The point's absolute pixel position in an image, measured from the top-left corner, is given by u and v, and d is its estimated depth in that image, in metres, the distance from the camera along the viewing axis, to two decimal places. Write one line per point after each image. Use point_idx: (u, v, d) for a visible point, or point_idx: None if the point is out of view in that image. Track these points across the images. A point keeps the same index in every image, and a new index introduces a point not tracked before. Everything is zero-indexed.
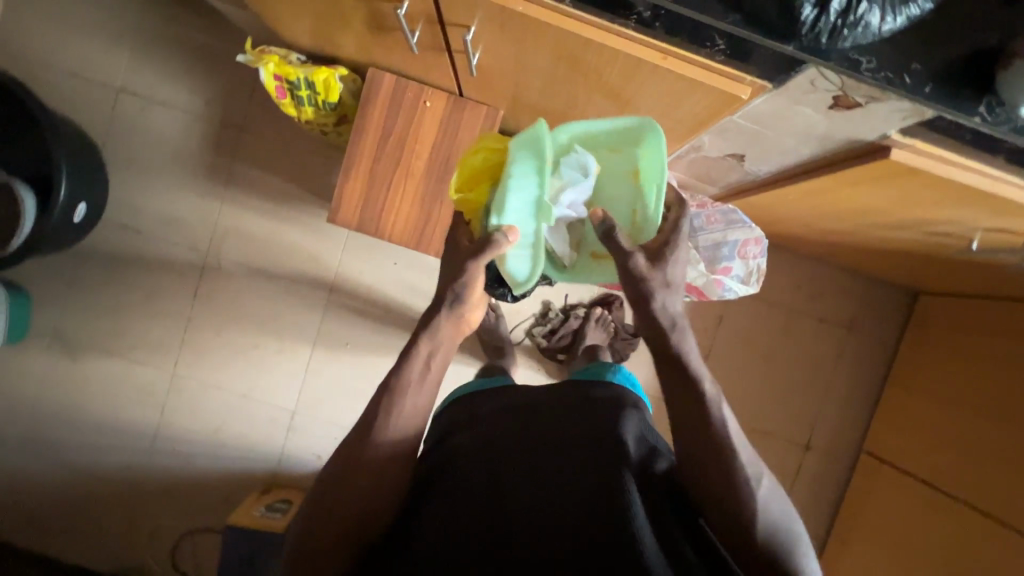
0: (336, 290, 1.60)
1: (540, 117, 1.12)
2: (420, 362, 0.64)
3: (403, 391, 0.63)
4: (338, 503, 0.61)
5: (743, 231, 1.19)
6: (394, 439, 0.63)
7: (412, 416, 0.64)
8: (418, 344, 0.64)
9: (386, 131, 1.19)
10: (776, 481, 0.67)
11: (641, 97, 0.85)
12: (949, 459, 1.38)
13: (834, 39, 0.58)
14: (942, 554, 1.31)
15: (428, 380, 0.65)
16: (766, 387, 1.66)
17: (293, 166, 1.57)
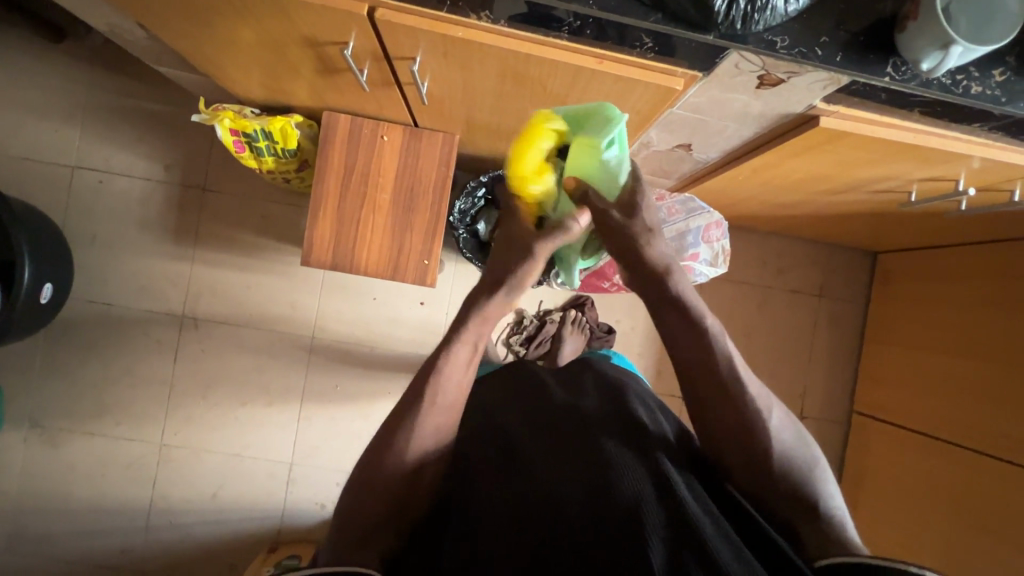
0: (319, 333, 1.59)
1: (495, 135, 1.16)
2: (469, 342, 0.65)
3: (441, 380, 0.63)
4: (368, 505, 0.62)
5: (703, 217, 1.27)
6: (430, 430, 0.63)
7: (450, 406, 0.64)
8: (466, 329, 0.65)
9: (348, 170, 1.22)
10: (789, 412, 0.66)
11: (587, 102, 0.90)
12: (936, 405, 1.43)
13: (748, 24, 0.64)
14: (948, 497, 1.34)
15: (468, 367, 0.65)
16: (754, 364, 1.70)
17: (260, 217, 1.58)
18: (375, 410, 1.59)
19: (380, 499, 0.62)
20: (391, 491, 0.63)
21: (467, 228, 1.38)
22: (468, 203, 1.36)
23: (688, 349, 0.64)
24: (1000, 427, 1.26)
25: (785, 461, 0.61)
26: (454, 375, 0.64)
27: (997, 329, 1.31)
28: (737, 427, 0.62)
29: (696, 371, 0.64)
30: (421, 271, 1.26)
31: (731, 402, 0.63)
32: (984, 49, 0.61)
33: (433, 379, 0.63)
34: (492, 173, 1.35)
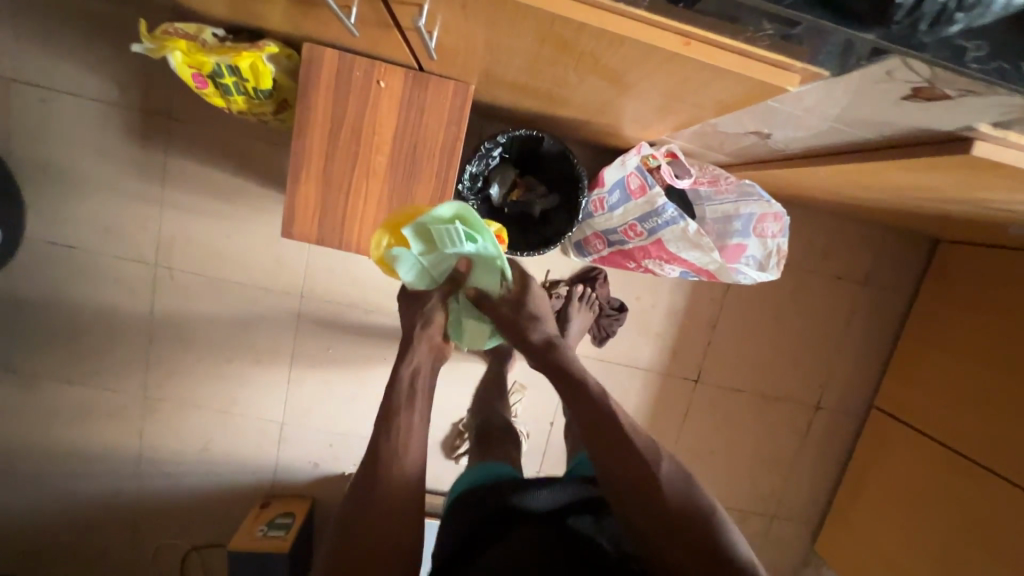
0: (309, 293, 1.44)
1: (522, 93, 0.92)
2: (408, 375, 0.82)
3: (397, 411, 0.78)
4: (349, 549, 0.69)
5: (758, 204, 1.06)
6: (397, 455, 0.75)
7: (404, 437, 0.76)
8: (404, 362, 0.83)
9: (336, 122, 0.99)
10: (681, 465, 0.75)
11: (652, 78, 0.67)
12: (954, 417, 1.38)
13: (938, 24, 0.40)
14: (960, 514, 1.33)
15: (418, 396, 0.81)
16: (779, 352, 1.57)
17: (237, 156, 1.35)
18: (371, 376, 1.51)
19: (364, 547, 0.69)
20: (370, 544, 0.69)
21: (475, 197, 1.17)
22: (480, 166, 1.15)
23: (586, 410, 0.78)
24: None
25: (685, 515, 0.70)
26: (403, 403, 0.79)
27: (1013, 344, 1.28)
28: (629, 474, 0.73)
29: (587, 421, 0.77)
30: None
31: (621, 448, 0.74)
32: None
33: (386, 411, 0.78)
34: (508, 133, 1.13)
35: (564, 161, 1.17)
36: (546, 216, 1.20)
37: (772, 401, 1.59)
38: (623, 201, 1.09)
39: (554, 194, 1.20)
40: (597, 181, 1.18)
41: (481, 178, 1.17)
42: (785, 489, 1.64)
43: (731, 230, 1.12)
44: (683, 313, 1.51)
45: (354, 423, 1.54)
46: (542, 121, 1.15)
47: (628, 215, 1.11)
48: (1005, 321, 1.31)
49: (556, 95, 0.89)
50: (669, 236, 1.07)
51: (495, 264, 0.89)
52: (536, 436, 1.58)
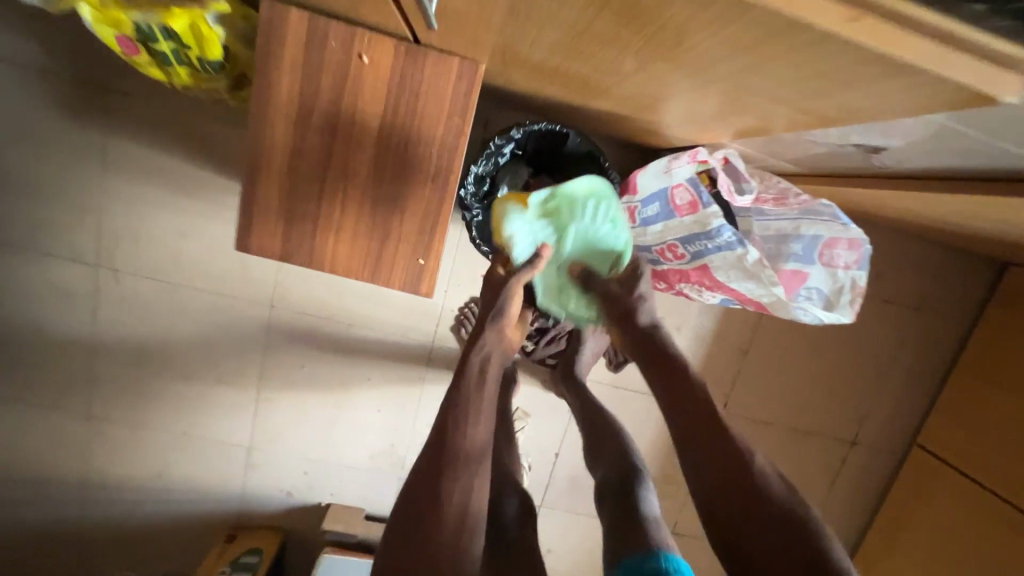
0: (280, 304, 1.24)
1: (547, 76, 0.70)
2: (476, 371, 0.75)
3: (466, 411, 0.71)
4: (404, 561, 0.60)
5: (828, 225, 0.85)
6: (466, 463, 0.67)
7: (474, 439, 0.70)
8: (472, 356, 0.76)
9: (304, 107, 0.77)
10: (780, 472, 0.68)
11: (748, 62, 0.46)
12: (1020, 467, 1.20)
13: None
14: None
15: (486, 391, 0.74)
16: (815, 382, 1.38)
17: (193, 141, 1.13)
18: (351, 399, 1.32)
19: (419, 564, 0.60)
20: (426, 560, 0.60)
21: (481, 204, 0.96)
22: (487, 166, 0.94)
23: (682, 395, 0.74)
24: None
25: (795, 527, 0.62)
26: (473, 398, 0.73)
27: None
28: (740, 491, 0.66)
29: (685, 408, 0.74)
30: (414, 272, 0.87)
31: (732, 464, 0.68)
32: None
33: (452, 409, 0.70)
34: (525, 127, 0.92)
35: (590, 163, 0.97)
36: None
37: (805, 436, 1.42)
38: (663, 217, 0.89)
39: None
40: (629, 188, 0.97)
41: (488, 180, 0.95)
42: None
43: (785, 252, 0.89)
44: (712, 337, 1.32)
45: (332, 450, 1.36)
46: (565, 110, 0.93)
47: (668, 234, 0.90)
48: None
49: (593, 81, 0.68)
50: (718, 263, 0.86)
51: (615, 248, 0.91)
52: (539, 468, 1.39)
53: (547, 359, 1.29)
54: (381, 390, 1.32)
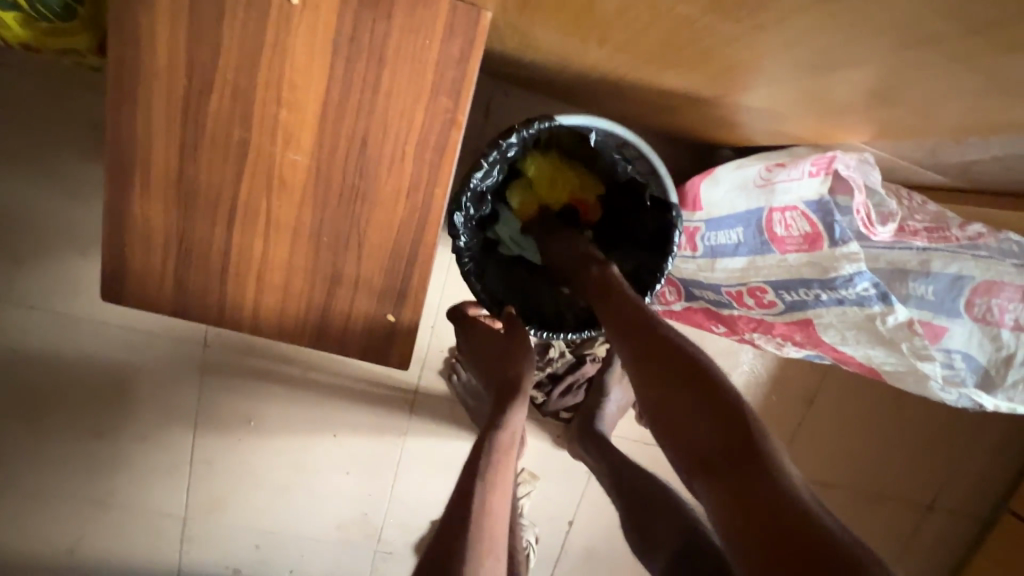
0: (216, 340, 0.96)
1: (593, 23, 0.41)
2: (512, 429, 0.60)
3: (495, 476, 0.55)
4: None
5: (982, 266, 0.58)
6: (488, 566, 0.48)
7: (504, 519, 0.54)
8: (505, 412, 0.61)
9: (199, 75, 0.47)
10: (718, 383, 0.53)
11: None
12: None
13: None
14: None
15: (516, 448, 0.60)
16: (889, 437, 1.12)
17: (87, 125, 0.82)
18: (311, 459, 1.04)
19: None
20: None
21: (474, 235, 0.71)
22: (488, 180, 0.68)
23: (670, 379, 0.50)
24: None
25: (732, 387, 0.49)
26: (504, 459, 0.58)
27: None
28: (751, 505, 0.39)
29: (671, 390, 0.49)
30: (377, 336, 0.56)
31: (741, 466, 0.42)
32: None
33: (478, 473, 0.54)
34: (556, 120, 0.63)
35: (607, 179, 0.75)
36: None
37: (873, 501, 1.15)
38: (748, 249, 0.62)
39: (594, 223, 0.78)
40: (691, 204, 0.70)
41: (486, 200, 0.71)
42: None
43: (905, 295, 0.62)
44: (769, 384, 1.05)
45: (290, 520, 1.07)
46: (603, 89, 0.64)
47: (751, 274, 0.62)
48: None
49: (679, 37, 0.39)
50: (831, 320, 0.58)
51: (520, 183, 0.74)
52: (547, 540, 1.12)
53: (561, 412, 1.01)
54: (350, 449, 1.03)
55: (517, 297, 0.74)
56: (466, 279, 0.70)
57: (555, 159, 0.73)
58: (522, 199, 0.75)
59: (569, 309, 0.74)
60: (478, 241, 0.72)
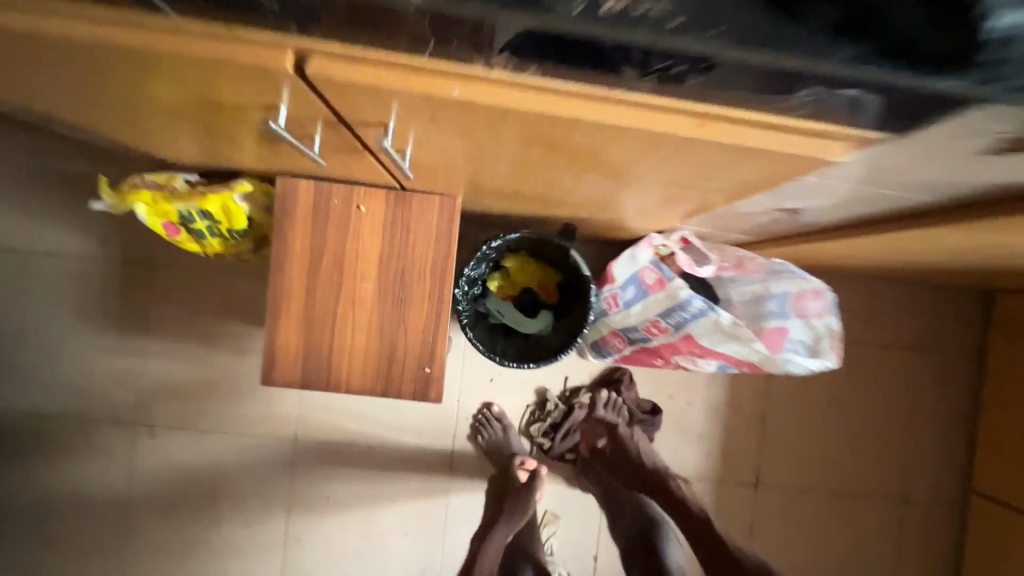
0: (302, 434, 1.30)
1: (511, 196, 0.84)
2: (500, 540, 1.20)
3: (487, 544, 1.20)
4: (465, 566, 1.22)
5: (793, 281, 0.93)
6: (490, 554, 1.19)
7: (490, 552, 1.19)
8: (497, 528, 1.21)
9: (316, 252, 0.91)
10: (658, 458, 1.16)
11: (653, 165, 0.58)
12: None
13: None
14: None
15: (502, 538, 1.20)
16: (841, 439, 1.35)
17: (220, 297, 1.27)
18: (377, 523, 1.30)
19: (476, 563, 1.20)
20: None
21: (469, 306, 1.09)
22: (478, 270, 1.07)
23: (693, 530, 1.02)
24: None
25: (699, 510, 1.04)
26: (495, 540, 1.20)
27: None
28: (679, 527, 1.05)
29: (683, 518, 1.04)
30: (421, 382, 0.93)
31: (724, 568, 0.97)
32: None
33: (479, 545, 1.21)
34: (517, 233, 1.04)
35: (556, 267, 1.13)
36: (546, 326, 1.12)
37: (849, 497, 1.35)
38: (641, 297, 0.98)
39: (555, 300, 1.14)
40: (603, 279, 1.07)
41: (477, 284, 1.10)
42: None
43: (765, 313, 0.97)
44: (724, 405, 1.33)
45: None
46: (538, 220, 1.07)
47: (648, 311, 0.99)
48: None
49: (550, 195, 0.81)
50: (700, 330, 0.94)
51: (496, 273, 1.12)
52: None
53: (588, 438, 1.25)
54: (408, 512, 1.30)
55: (502, 344, 1.11)
56: (464, 329, 1.07)
57: (523, 256, 1.12)
58: (501, 283, 1.13)
59: (534, 351, 1.11)
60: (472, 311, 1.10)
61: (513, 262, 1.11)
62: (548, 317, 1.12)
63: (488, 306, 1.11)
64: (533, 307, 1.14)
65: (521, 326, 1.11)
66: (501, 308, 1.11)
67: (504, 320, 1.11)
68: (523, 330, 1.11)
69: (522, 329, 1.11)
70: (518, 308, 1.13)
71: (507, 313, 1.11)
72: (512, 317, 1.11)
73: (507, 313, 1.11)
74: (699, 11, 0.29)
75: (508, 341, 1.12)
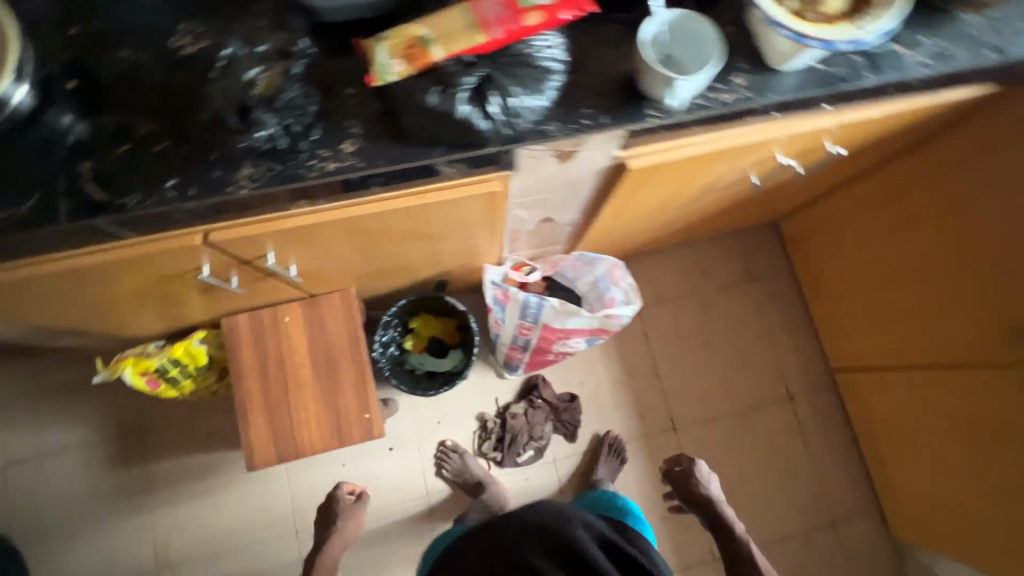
0: (302, 524, 1.53)
1: (382, 273, 1.21)
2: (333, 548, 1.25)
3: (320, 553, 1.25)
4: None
5: (601, 264, 1.36)
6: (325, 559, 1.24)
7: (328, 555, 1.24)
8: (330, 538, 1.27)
9: (262, 359, 1.24)
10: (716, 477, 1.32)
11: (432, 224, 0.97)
12: (929, 328, 1.28)
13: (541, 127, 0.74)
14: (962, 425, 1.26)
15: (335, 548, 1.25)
16: (723, 368, 1.68)
17: (205, 435, 1.55)
18: None
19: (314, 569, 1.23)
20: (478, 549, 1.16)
21: (391, 364, 1.43)
22: (387, 335, 1.42)
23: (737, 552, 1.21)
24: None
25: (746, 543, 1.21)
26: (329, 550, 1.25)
27: (959, 204, 1.15)
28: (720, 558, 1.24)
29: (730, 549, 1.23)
30: (365, 426, 1.24)
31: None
32: (698, 78, 0.71)
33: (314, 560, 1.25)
34: (407, 299, 1.40)
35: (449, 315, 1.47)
36: (457, 361, 1.45)
37: (748, 411, 1.66)
38: (504, 310, 1.35)
39: (457, 339, 1.47)
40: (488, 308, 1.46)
41: (394, 345, 1.44)
42: (823, 487, 1.62)
43: (600, 293, 1.40)
44: (624, 375, 1.66)
45: None
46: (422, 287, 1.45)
47: (512, 320, 1.35)
48: (855, 248, 1.47)
49: (405, 263, 1.18)
50: (548, 319, 1.29)
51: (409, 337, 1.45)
52: None
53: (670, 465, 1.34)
54: (408, 556, 1.53)
55: (423, 384, 1.43)
56: (387, 377, 1.41)
57: (423, 315, 1.46)
58: (414, 340, 1.45)
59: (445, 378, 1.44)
60: (395, 366, 1.44)
61: (416, 322, 1.45)
62: (457, 354, 1.45)
63: (410, 361, 1.44)
64: (443, 351, 1.48)
65: (439, 367, 1.44)
66: (420, 359, 1.44)
67: (425, 367, 1.44)
68: (441, 370, 1.44)
69: (440, 369, 1.44)
70: (432, 355, 1.46)
71: (425, 361, 1.44)
72: (431, 363, 1.44)
73: (426, 361, 1.44)
74: (364, 158, 0.72)
75: (431, 381, 1.44)
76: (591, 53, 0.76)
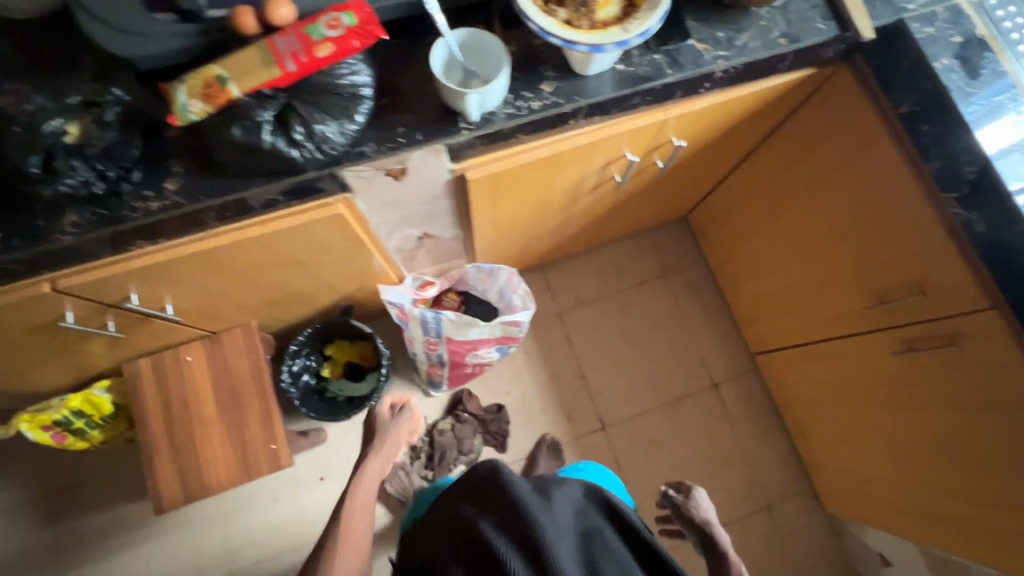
0: (235, 566, 1.50)
1: (276, 304, 1.23)
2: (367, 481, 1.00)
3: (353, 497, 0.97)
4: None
5: (501, 272, 1.37)
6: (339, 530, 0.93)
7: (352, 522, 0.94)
8: (365, 469, 1.02)
9: (165, 401, 1.24)
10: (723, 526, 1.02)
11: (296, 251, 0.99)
12: (809, 312, 1.30)
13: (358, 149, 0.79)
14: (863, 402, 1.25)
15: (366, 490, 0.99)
16: (648, 364, 1.71)
17: (133, 484, 1.54)
18: None
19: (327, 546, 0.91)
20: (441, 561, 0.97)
21: (307, 393, 1.45)
22: (297, 364, 1.44)
23: None
24: (902, 252, 1.01)
25: None
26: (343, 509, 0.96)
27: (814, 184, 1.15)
28: None
29: None
30: (272, 456, 1.24)
31: None
32: (487, 92, 0.75)
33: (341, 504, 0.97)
34: (314, 326, 1.42)
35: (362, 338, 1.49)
36: (372, 384, 1.45)
37: (676, 404, 1.68)
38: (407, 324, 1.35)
39: (374, 362, 1.48)
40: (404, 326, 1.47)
41: (310, 373, 1.46)
42: (756, 472, 1.63)
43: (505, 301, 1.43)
44: (551, 380, 1.68)
45: None
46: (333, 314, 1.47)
47: (418, 335, 1.37)
48: (747, 236, 1.45)
49: (296, 292, 1.21)
50: (449, 331, 1.31)
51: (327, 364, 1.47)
52: None
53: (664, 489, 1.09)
54: None
55: (340, 409, 1.44)
56: (297, 408, 1.42)
57: (337, 341, 1.48)
58: (332, 366, 1.47)
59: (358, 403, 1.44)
60: (311, 394, 1.46)
61: (329, 348, 1.47)
62: (375, 377, 1.46)
63: (331, 387, 1.46)
64: (361, 375, 1.48)
65: (355, 391, 1.45)
66: (339, 384, 1.46)
67: (344, 392, 1.45)
68: (358, 394, 1.45)
69: (357, 393, 1.45)
70: (349, 380, 1.47)
71: (343, 386, 1.45)
72: (349, 387, 1.45)
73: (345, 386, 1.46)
74: (186, 199, 0.76)
75: (349, 405, 1.44)
76: (402, 77, 0.81)
